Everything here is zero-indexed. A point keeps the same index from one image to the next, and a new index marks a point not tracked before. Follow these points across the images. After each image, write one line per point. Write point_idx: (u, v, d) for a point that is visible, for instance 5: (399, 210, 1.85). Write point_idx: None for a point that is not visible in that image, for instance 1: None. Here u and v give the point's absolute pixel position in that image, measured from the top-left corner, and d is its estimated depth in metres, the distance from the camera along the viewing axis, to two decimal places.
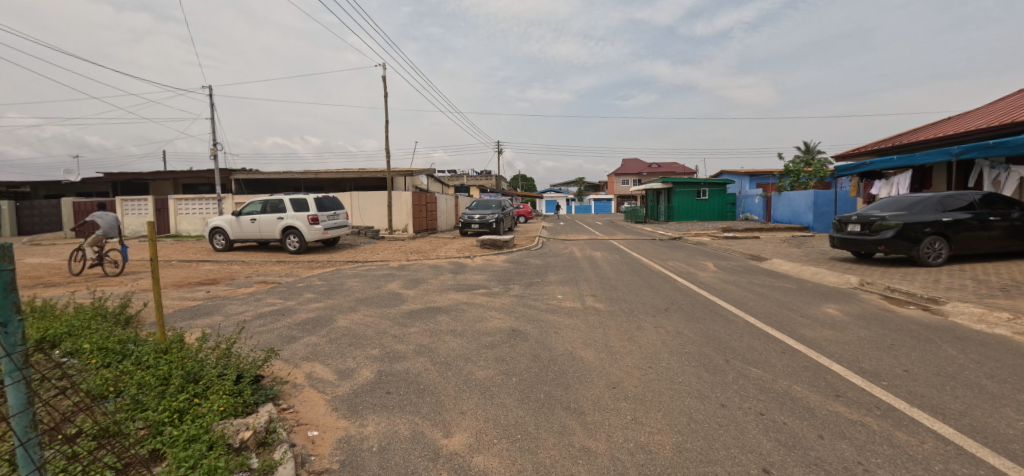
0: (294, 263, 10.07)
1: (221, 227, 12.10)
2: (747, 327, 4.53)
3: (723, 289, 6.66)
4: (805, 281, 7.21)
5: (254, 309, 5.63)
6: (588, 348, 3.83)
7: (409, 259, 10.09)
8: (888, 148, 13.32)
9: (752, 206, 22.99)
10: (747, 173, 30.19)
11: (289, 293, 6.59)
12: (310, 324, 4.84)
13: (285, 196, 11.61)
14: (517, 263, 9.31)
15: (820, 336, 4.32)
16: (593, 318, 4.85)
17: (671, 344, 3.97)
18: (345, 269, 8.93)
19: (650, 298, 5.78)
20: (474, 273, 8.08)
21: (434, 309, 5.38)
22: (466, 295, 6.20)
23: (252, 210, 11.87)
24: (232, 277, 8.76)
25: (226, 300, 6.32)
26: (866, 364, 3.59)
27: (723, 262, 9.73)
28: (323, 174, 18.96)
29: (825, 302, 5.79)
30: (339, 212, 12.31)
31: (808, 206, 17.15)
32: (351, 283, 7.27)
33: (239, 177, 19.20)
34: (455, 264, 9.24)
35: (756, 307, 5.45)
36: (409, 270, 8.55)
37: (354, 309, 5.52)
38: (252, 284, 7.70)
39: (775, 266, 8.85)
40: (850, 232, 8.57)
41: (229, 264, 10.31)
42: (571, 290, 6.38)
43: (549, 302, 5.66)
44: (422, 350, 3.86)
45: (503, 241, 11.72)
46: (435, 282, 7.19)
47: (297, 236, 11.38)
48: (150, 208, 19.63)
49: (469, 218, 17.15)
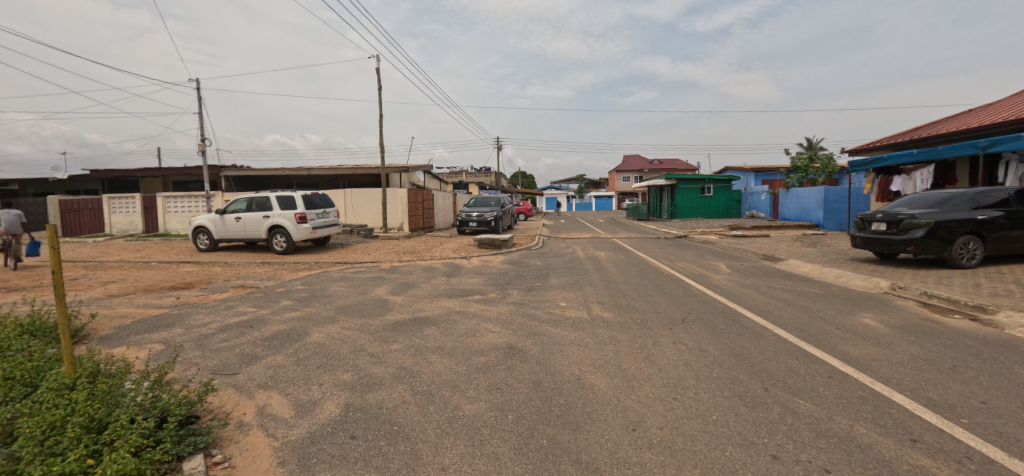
0: (279, 265, 9.48)
1: (204, 227, 11.51)
2: (780, 344, 3.93)
3: (741, 295, 6.06)
4: (829, 285, 6.60)
5: (220, 320, 5.04)
6: (599, 372, 3.24)
7: (402, 260, 9.49)
8: (906, 141, 12.66)
9: (758, 203, 22.34)
10: (752, 169, 29.41)
11: (265, 300, 6.00)
12: (279, 339, 4.24)
13: (272, 193, 11.00)
14: (516, 264, 8.70)
15: (867, 354, 3.72)
16: (602, 332, 4.25)
17: (695, 366, 3.37)
18: (331, 271, 8.32)
19: (664, 306, 5.17)
20: (470, 276, 7.48)
21: (422, 320, 4.78)
22: (460, 302, 5.59)
23: (237, 208, 11.26)
24: (210, 280, 8.18)
25: (194, 308, 5.73)
26: (932, 394, 2.99)
27: (736, 262, 9.12)
28: (316, 171, 18.31)
29: (860, 310, 5.17)
30: (329, 210, 11.67)
31: (818, 203, 16.53)
32: (335, 288, 6.68)
33: (230, 173, 18.20)
34: (449, 266, 8.63)
35: (784, 317, 4.85)
36: (400, 273, 7.95)
37: (332, 319, 4.92)
38: (228, 289, 7.11)
39: (793, 267, 8.23)
40: (874, 231, 7.93)
41: (211, 266, 9.73)
42: (575, 296, 5.76)
43: (551, 311, 5.05)
44: (401, 375, 3.26)
45: (501, 240, 11.12)
46: (426, 287, 6.59)
47: (284, 236, 10.75)
48: (137, 206, 19.04)
49: (467, 215, 16.54)
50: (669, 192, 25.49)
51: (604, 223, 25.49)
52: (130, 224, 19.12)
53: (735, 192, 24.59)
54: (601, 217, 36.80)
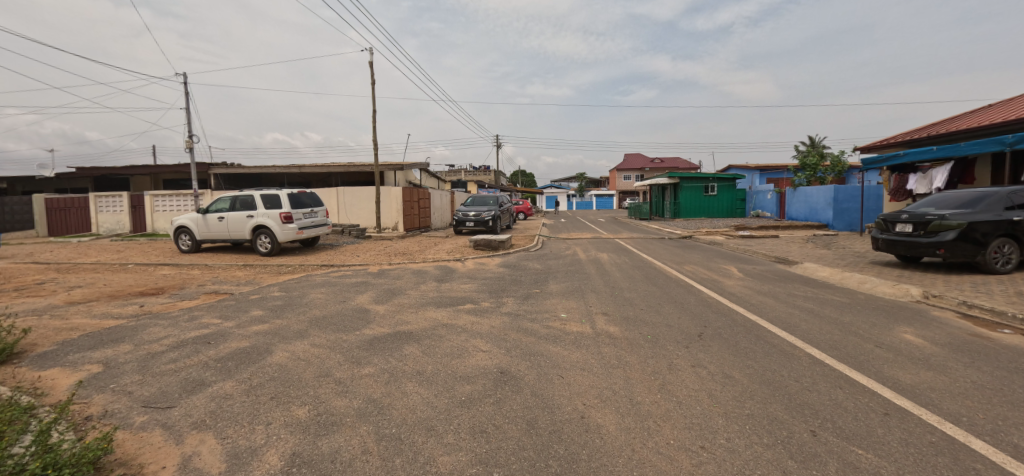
0: (262, 268, 8.93)
1: (186, 227, 10.95)
2: (818, 368, 3.36)
3: (761, 304, 5.48)
4: (855, 293, 6.02)
5: (177, 335, 4.48)
6: (607, 408, 2.67)
7: (392, 263, 8.92)
8: (922, 138, 12.09)
9: (764, 202, 21.77)
10: (757, 167, 28.75)
11: (233, 309, 5.42)
12: (234, 360, 3.66)
13: (256, 191, 10.43)
14: (513, 268, 8.11)
15: (922, 383, 3.14)
16: (608, 351, 3.67)
17: (723, 400, 2.79)
18: (315, 276, 7.76)
19: (677, 319, 4.60)
20: (463, 281, 6.91)
21: (404, 335, 4.22)
22: (449, 313, 5.02)
23: (220, 207, 10.69)
24: (184, 284, 7.63)
25: (154, 320, 5.17)
26: (1019, 438, 2.41)
27: (748, 266, 8.55)
28: (308, 168, 17.72)
29: (897, 324, 4.60)
30: (317, 209, 11.08)
31: (826, 202, 15.96)
32: (315, 295, 6.10)
33: (219, 171, 17.60)
34: (442, 269, 8.05)
35: (814, 332, 4.27)
36: (388, 278, 7.37)
37: (302, 334, 4.34)
38: (199, 295, 6.56)
39: (810, 272, 7.66)
40: (899, 233, 7.33)
41: (189, 269, 9.16)
42: (577, 306, 5.19)
43: (550, 324, 4.48)
44: (367, 411, 2.70)
45: (498, 242, 10.56)
46: (413, 294, 6.03)
47: (268, 236, 10.18)
48: (125, 205, 18.48)
49: (464, 215, 15.98)
50: (672, 191, 24.89)
51: (606, 223, 24.47)
52: (117, 224, 18.56)
53: (740, 191, 23.99)
54: (601, 217, 34.81)
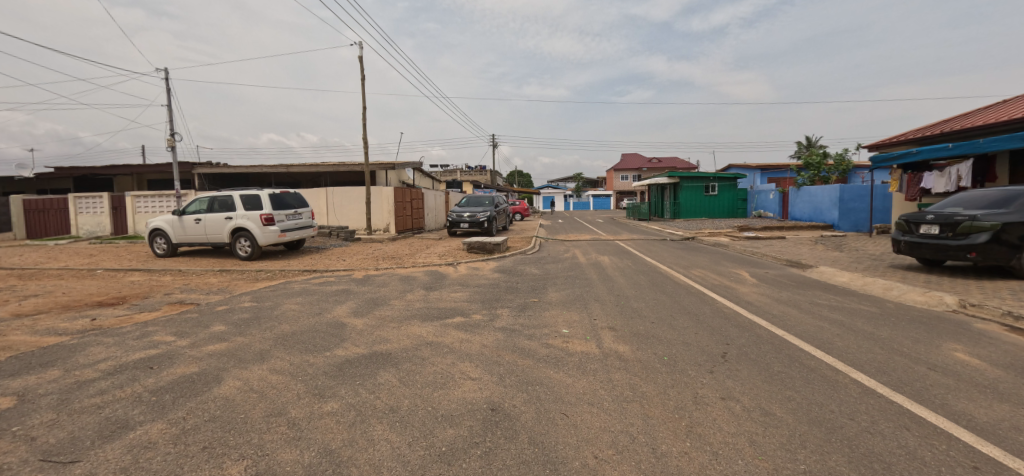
0: (239, 274, 8.30)
1: (161, 229, 10.29)
2: (872, 402, 2.80)
3: (784, 315, 4.93)
4: (884, 302, 5.48)
5: (118, 358, 3.85)
6: (626, 464, 2.09)
7: (379, 268, 8.31)
8: (935, 135, 11.64)
9: (766, 202, 21.30)
10: (757, 167, 28.31)
11: (192, 325, 4.81)
12: (173, 392, 3.06)
13: (236, 191, 9.79)
14: (509, 273, 7.52)
15: (1003, 420, 2.58)
16: (620, 378, 3.11)
17: (768, 450, 2.21)
18: (293, 283, 7.14)
19: (695, 336, 4.04)
20: (454, 289, 6.30)
21: (382, 356, 3.63)
22: (435, 328, 4.43)
23: (198, 209, 10.04)
24: (150, 292, 7.00)
25: (100, 337, 4.54)
26: None
27: (760, 270, 8.01)
28: (295, 168, 17.04)
29: (943, 339, 4.05)
30: (302, 211, 10.45)
31: (832, 202, 15.48)
32: (289, 305, 5.50)
33: (203, 171, 16.90)
34: (432, 275, 7.45)
35: (854, 352, 3.71)
36: (372, 285, 6.76)
37: (262, 356, 3.73)
38: (161, 307, 5.92)
39: (828, 276, 7.12)
40: (924, 235, 6.82)
41: (161, 274, 8.52)
42: (580, 319, 4.61)
43: (550, 342, 3.91)
44: (319, 469, 2.10)
45: (493, 245, 9.97)
46: (396, 304, 5.44)
47: (248, 239, 9.53)
48: (106, 206, 17.76)
49: (458, 216, 15.36)
50: (672, 191, 24.40)
51: (601, 223, 24.60)
52: (97, 225, 17.82)
53: (741, 190, 23.52)
54: (600, 217, 35.35)
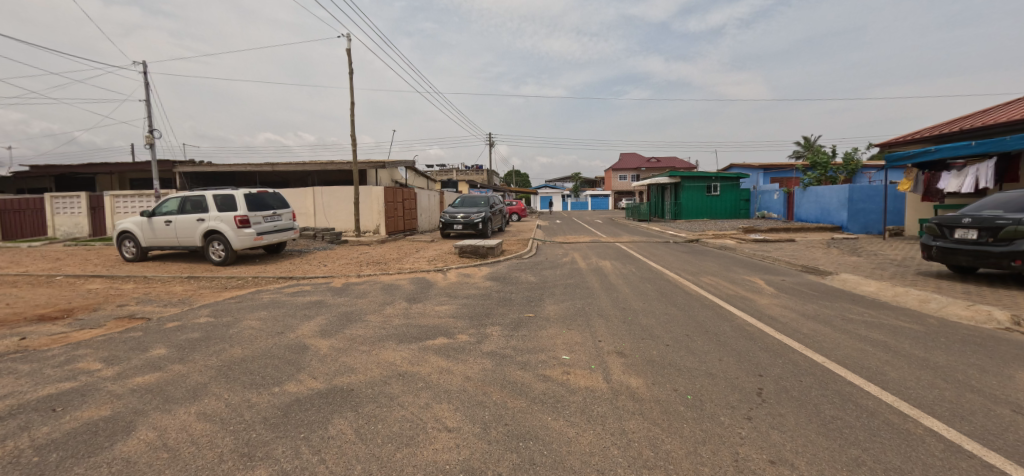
0: (207, 281, 7.59)
1: (130, 232, 9.56)
2: (967, 468, 2.14)
3: (817, 335, 4.29)
4: (925, 318, 4.84)
5: (20, 395, 3.15)
6: None
7: (361, 275, 7.62)
8: (954, 132, 11.03)
9: (771, 203, 20.71)
10: (760, 166, 27.77)
11: (129, 348, 4.11)
12: (65, 450, 2.39)
13: (210, 191, 9.09)
14: (502, 281, 6.86)
15: None
16: (636, 429, 2.44)
17: None
18: (263, 293, 6.45)
19: (720, 364, 3.39)
20: (440, 300, 5.64)
21: (341, 394, 2.95)
22: (412, 352, 3.76)
23: (169, 210, 9.35)
24: (102, 304, 6.28)
25: (16, 364, 3.83)
26: None
27: (776, 277, 7.37)
28: (281, 167, 16.29)
29: (1016, 369, 3.40)
30: (282, 212, 9.72)
31: (841, 203, 14.91)
32: (248, 322, 4.81)
33: (185, 170, 16.14)
34: (418, 283, 6.77)
35: (917, 388, 3.06)
36: (349, 296, 6.07)
37: (196, 393, 3.05)
38: (107, 323, 5.21)
39: (853, 286, 6.49)
40: (959, 241, 6.21)
41: (123, 282, 7.80)
42: (582, 341, 3.95)
43: (549, 373, 3.24)
44: None
45: (486, 249, 9.31)
46: (372, 320, 4.77)
47: (222, 243, 8.82)
48: (83, 207, 16.98)
49: (451, 217, 14.67)
50: (673, 191, 23.76)
51: (601, 223, 24.82)
52: (75, 227, 17.02)
53: (744, 191, 22.94)
54: (599, 217, 35.55)
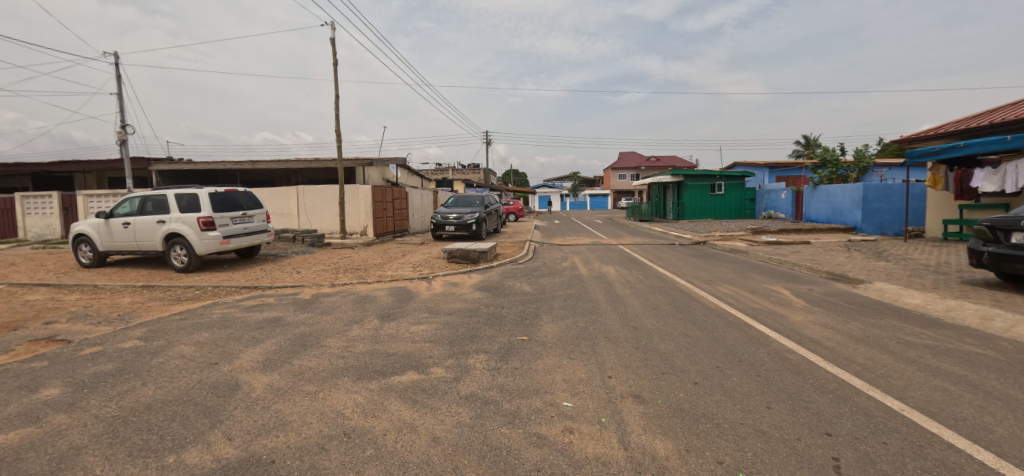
0: (161, 292, 6.71)
1: (86, 235, 8.69)
2: None
3: (878, 367, 3.46)
4: (999, 342, 4.02)
5: None
6: None
7: (335, 284, 6.78)
8: (981, 127, 10.29)
9: (778, 203, 19.96)
10: (766, 164, 27.11)
11: (15, 386, 3.25)
12: None
13: (173, 190, 8.24)
14: (493, 292, 6.02)
15: None
16: None
17: None
18: (217, 306, 5.61)
19: (773, 418, 2.56)
20: (419, 317, 4.81)
21: (254, 472, 2.09)
22: (369, 396, 2.90)
23: (129, 210, 8.49)
24: (28, 320, 5.40)
25: None
26: None
27: (802, 287, 6.56)
28: (263, 164, 15.38)
29: None
30: (253, 213, 8.85)
31: (854, 203, 14.14)
32: (181, 349, 3.95)
33: (162, 168, 15.25)
34: (397, 295, 5.95)
35: None
36: (314, 311, 5.22)
37: (57, 468, 2.20)
38: (18, 346, 4.34)
39: (894, 298, 5.69)
40: (1015, 246, 5.43)
41: (68, 292, 6.91)
42: (588, 377, 3.14)
43: (545, 431, 2.41)
44: None
45: (478, 253, 8.49)
46: (331, 345, 3.93)
47: (184, 247, 7.96)
48: (55, 207, 16.05)
49: (443, 218, 13.81)
50: (675, 191, 22.98)
51: (601, 223, 24.23)
52: (46, 228, 16.11)
53: (748, 190, 22.20)
54: (599, 217, 34.72)
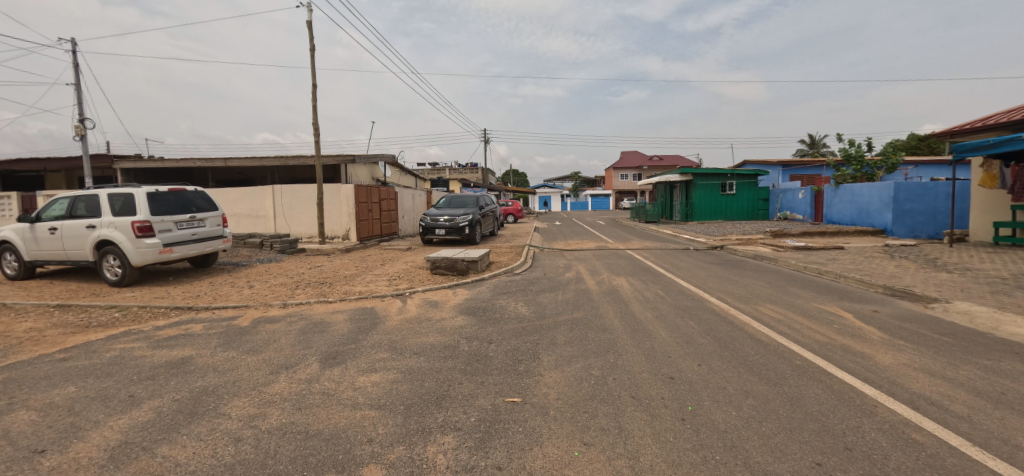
0: (74, 313, 5.47)
1: (9, 241, 7.45)
2: None
3: None
4: None
5: None
6: None
7: (288, 304, 5.54)
8: None
9: (795, 203, 18.73)
10: (779, 163, 26.38)
11: None
12: None
13: (107, 189, 7.00)
14: (480, 317, 4.76)
15: None
16: None
17: None
18: (124, 338, 4.36)
19: None
20: (376, 358, 3.58)
21: None
22: None
23: (57, 213, 7.25)
24: None
25: None
26: None
27: (863, 307, 5.29)
28: (237, 162, 14.10)
29: None
30: (205, 216, 7.61)
31: (884, 203, 12.87)
32: (12, 419, 2.69)
33: (127, 166, 13.98)
34: (358, 321, 4.70)
35: None
36: (242, 346, 3.99)
37: None
38: None
39: (995, 326, 4.42)
40: None
41: None
42: None
43: None
44: None
45: (466, 264, 7.25)
46: (232, 413, 2.67)
47: (118, 258, 6.74)
48: (14, 209, 14.80)
49: (432, 220, 12.56)
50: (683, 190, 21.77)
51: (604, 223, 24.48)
52: None
53: (762, 189, 21.02)
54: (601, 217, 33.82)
